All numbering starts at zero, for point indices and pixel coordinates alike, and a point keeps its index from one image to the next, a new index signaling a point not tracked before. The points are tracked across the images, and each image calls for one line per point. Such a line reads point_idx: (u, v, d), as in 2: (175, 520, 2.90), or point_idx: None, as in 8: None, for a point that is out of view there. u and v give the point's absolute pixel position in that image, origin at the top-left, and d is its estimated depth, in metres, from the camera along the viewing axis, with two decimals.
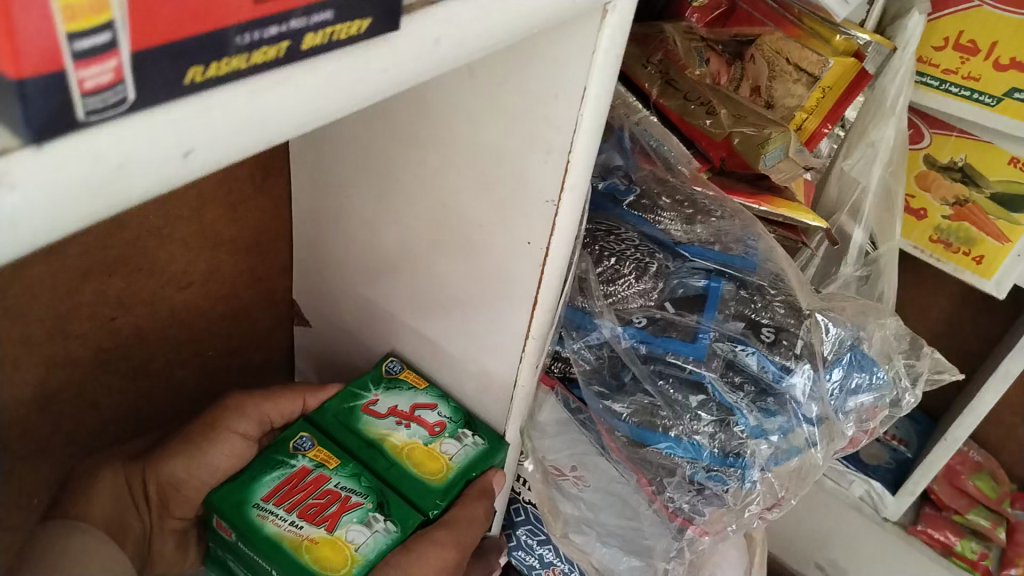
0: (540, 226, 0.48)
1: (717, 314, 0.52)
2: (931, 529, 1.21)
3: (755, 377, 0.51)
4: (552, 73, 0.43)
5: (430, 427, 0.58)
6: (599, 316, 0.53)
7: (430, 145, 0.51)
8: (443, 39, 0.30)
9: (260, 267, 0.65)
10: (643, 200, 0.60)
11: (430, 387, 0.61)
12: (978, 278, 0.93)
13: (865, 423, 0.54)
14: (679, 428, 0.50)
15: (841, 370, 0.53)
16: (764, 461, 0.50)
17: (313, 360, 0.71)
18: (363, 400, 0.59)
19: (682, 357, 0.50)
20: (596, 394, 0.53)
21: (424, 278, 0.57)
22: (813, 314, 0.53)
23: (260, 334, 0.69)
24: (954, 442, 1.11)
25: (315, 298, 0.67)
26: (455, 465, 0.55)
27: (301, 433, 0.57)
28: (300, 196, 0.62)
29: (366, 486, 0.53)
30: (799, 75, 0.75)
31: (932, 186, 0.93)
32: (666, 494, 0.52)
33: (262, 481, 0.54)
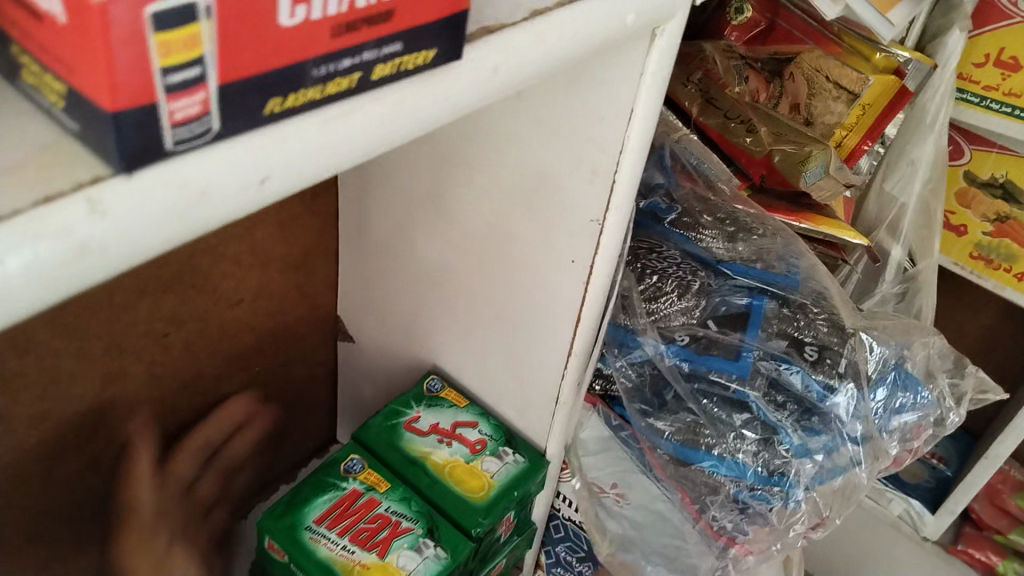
0: (586, 246, 0.49)
1: (759, 333, 0.52)
2: (972, 549, 1.21)
3: (798, 396, 0.51)
4: (599, 95, 0.44)
5: (471, 445, 0.59)
6: (642, 333, 0.54)
7: (475, 165, 0.52)
8: (502, 68, 0.31)
9: (307, 284, 0.66)
10: (685, 218, 0.60)
11: (471, 405, 0.63)
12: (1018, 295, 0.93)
13: (910, 442, 0.54)
14: (722, 446, 0.50)
15: (885, 389, 0.53)
16: (809, 480, 0.50)
17: (356, 375, 0.73)
18: (404, 417, 0.61)
19: (725, 375, 0.51)
20: (638, 411, 0.54)
21: (469, 296, 0.58)
22: (859, 333, 0.53)
23: (306, 350, 0.70)
24: (995, 460, 1.10)
25: (360, 315, 0.68)
26: (496, 482, 0.57)
27: (351, 455, 0.59)
28: (346, 215, 0.63)
29: (416, 510, 0.55)
30: (839, 92, 0.76)
31: (972, 203, 0.92)
32: (709, 512, 0.52)
33: (314, 503, 0.55)
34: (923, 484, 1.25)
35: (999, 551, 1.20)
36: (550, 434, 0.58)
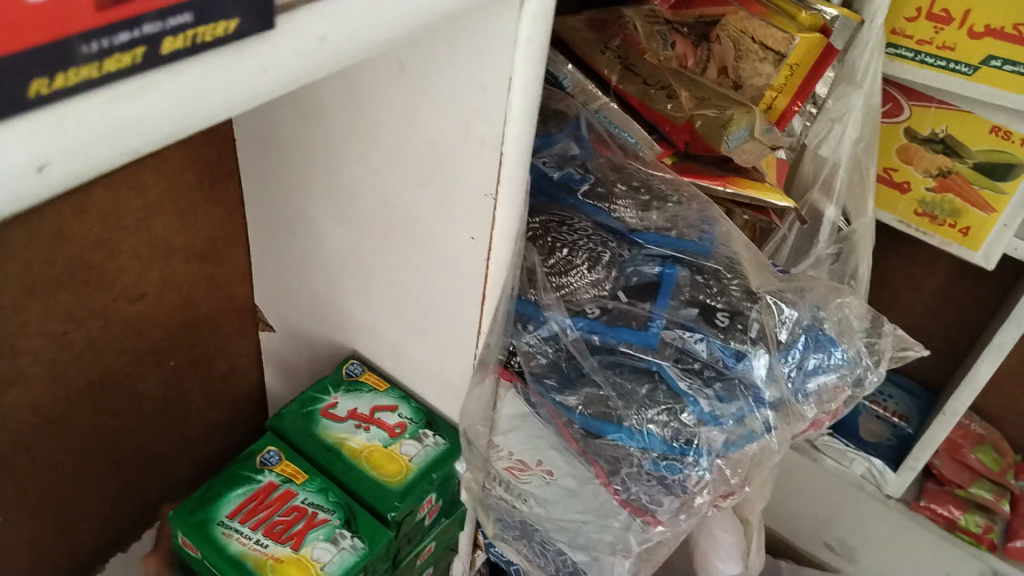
0: (483, 220, 0.48)
1: (670, 301, 0.51)
2: (934, 505, 1.21)
3: (706, 364, 0.50)
4: (481, 63, 0.42)
5: (390, 429, 0.58)
6: (549, 308, 0.52)
7: (368, 142, 0.50)
8: (330, 36, 0.29)
9: (219, 274, 0.65)
10: (598, 189, 0.60)
11: (391, 388, 0.61)
12: (965, 250, 0.92)
13: (827, 405, 0.53)
14: (632, 418, 0.49)
15: (798, 352, 0.52)
16: (719, 449, 0.49)
17: (282, 363, 0.72)
18: (321, 404, 0.60)
19: (634, 346, 0.50)
20: (547, 388, 0.52)
21: (376, 278, 0.57)
22: (766, 297, 0.52)
23: (226, 340, 0.69)
24: (953, 416, 1.10)
25: (278, 302, 0.67)
26: (414, 466, 0.56)
27: (268, 448, 0.57)
28: (252, 199, 0.62)
29: (333, 502, 0.54)
30: (765, 53, 0.73)
31: (914, 159, 0.91)
32: (623, 486, 0.50)
33: (227, 497, 0.54)
34: (885, 443, 1.24)
35: (960, 505, 1.21)
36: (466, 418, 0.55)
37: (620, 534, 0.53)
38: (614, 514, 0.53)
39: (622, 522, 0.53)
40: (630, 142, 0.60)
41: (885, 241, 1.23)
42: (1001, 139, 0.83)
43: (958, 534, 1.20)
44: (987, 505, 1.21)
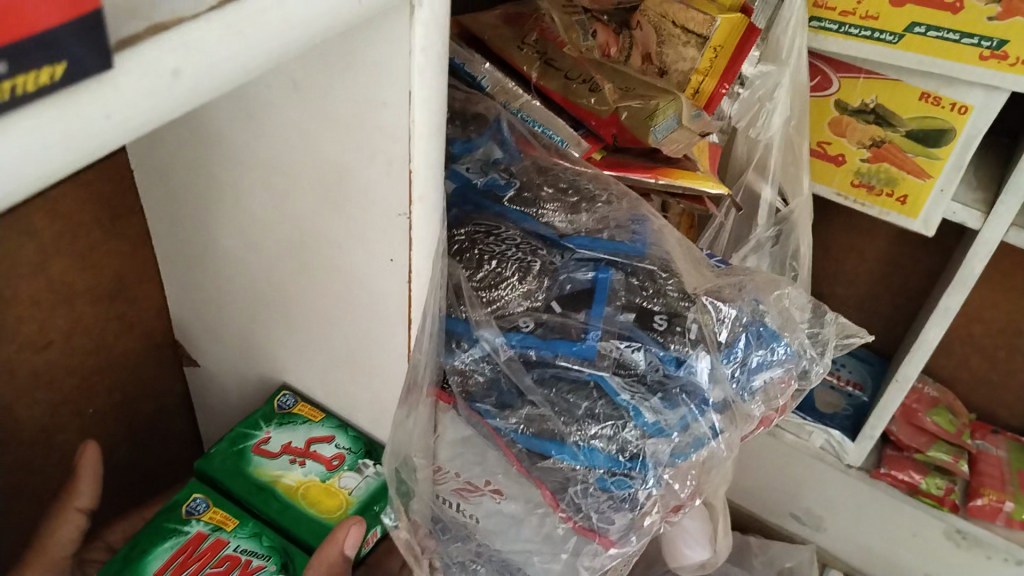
0: (399, 243, 0.44)
1: (605, 308, 0.50)
2: (894, 471, 1.21)
3: (646, 371, 0.48)
4: (376, 78, 0.38)
5: (327, 461, 0.56)
6: (479, 326, 0.50)
7: (271, 166, 0.47)
8: (184, 69, 0.27)
9: (132, 312, 0.61)
10: (524, 194, 0.57)
11: (327, 418, 0.58)
12: (904, 219, 0.91)
13: (774, 401, 0.52)
14: (576, 435, 0.46)
15: (740, 350, 0.50)
16: (666, 460, 0.47)
17: (210, 398, 0.68)
18: (253, 441, 0.57)
19: (571, 360, 0.48)
20: (486, 410, 0.49)
21: (298, 307, 0.54)
22: (702, 298, 0.50)
23: (148, 380, 0.66)
24: (905, 382, 1.10)
25: (199, 336, 0.64)
26: (355, 499, 0.54)
27: (194, 496, 0.54)
28: (158, 231, 0.58)
29: (268, 546, 0.52)
30: (687, 37, 0.70)
31: (847, 131, 0.90)
32: (572, 508, 0.47)
33: (153, 554, 0.51)
34: (842, 413, 1.25)
35: (920, 469, 1.22)
36: (396, 453, 0.52)
37: (570, 563, 0.50)
38: (563, 542, 0.51)
39: (571, 550, 0.50)
40: (558, 142, 0.58)
41: (825, 211, 1.23)
42: (930, 105, 0.83)
43: (920, 498, 1.20)
44: (946, 467, 1.22)
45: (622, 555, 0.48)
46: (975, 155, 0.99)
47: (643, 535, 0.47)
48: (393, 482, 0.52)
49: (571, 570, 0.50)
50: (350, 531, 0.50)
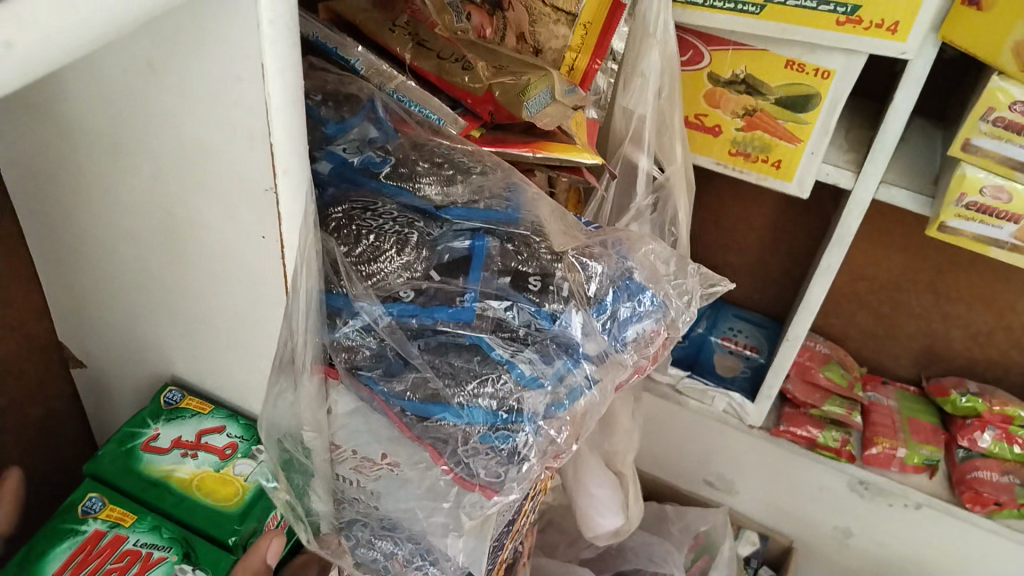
0: (268, 218, 0.45)
1: (482, 273, 0.51)
2: (793, 428, 1.26)
3: (523, 327, 0.50)
4: (226, 54, 0.39)
5: (220, 452, 0.56)
6: (359, 299, 0.51)
7: (136, 153, 0.47)
8: (17, 40, 0.27)
9: (10, 315, 0.61)
10: (400, 170, 0.59)
11: (215, 409, 0.59)
12: (781, 182, 0.96)
13: (647, 350, 0.54)
14: (460, 395, 0.48)
15: (609, 304, 0.53)
16: (544, 411, 0.49)
17: (100, 399, 0.68)
18: (142, 438, 0.56)
19: (448, 324, 0.50)
20: (372, 379, 0.51)
21: (176, 295, 0.54)
22: (570, 255, 0.53)
23: (34, 384, 0.65)
24: (796, 341, 1.15)
25: (80, 335, 0.63)
26: (249, 485, 0.55)
27: (89, 494, 0.53)
28: (30, 232, 0.58)
29: (168, 537, 0.52)
30: (558, 15, 0.73)
31: (720, 102, 0.94)
32: (456, 464, 0.50)
33: (51, 556, 0.50)
34: (741, 376, 1.29)
35: (818, 424, 1.28)
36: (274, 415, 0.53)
37: (452, 513, 0.52)
38: (445, 494, 0.52)
39: (453, 501, 0.52)
40: (433, 120, 0.60)
41: (711, 182, 1.27)
42: (796, 72, 0.87)
43: (818, 451, 1.27)
44: (841, 419, 1.28)
45: (505, 504, 0.50)
46: (845, 119, 1.05)
47: (527, 483, 0.50)
48: (276, 451, 0.54)
49: (453, 520, 0.52)
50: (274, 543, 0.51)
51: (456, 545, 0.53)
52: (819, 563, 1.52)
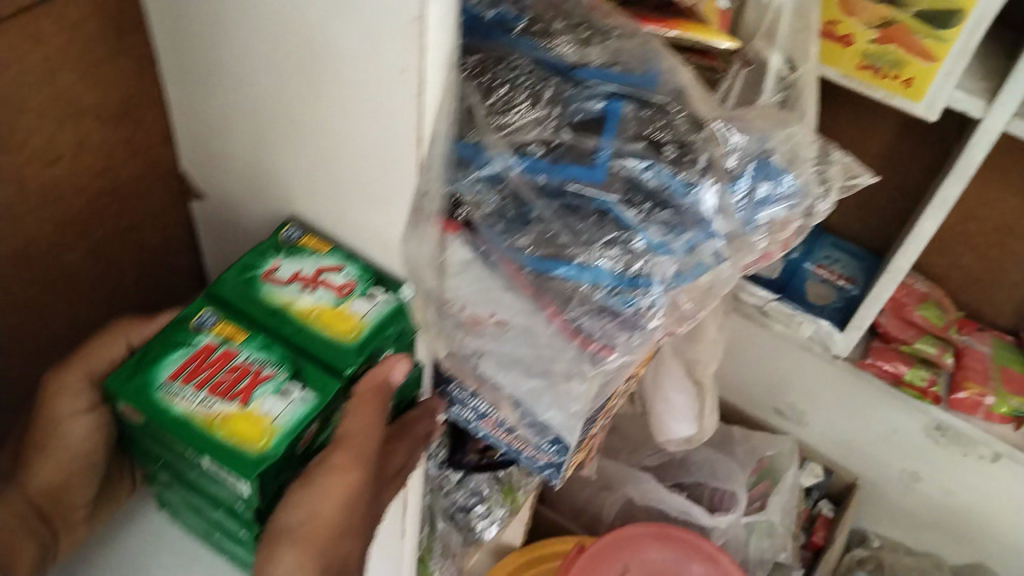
0: (409, 52, 0.45)
1: (616, 136, 0.50)
2: (880, 362, 1.25)
3: (653, 192, 0.50)
4: None
5: (337, 290, 0.56)
6: (490, 149, 0.51)
7: None
8: None
9: (138, 136, 0.62)
10: (536, 25, 0.53)
11: (334, 250, 0.59)
12: (908, 102, 0.91)
13: (778, 235, 0.54)
14: (584, 255, 0.50)
15: (747, 181, 0.52)
16: (670, 278, 0.50)
17: (214, 232, 0.70)
18: (262, 269, 0.57)
19: (579, 182, 0.50)
20: (495, 234, 0.52)
21: (303, 128, 0.54)
22: (712, 124, 0.52)
23: (155, 209, 0.67)
24: (897, 273, 1.11)
25: (202, 165, 0.65)
26: (367, 323, 0.54)
27: (203, 311, 0.55)
28: (165, 53, 0.59)
29: (278, 357, 0.53)
30: None
31: (855, 11, 0.88)
32: (574, 320, 0.51)
33: (166, 360, 0.53)
34: (832, 305, 1.27)
35: (905, 360, 1.25)
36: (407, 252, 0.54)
37: (575, 360, 0.53)
38: (565, 345, 0.54)
39: (573, 352, 0.54)
40: None
41: None
42: None
43: (903, 388, 1.24)
44: (931, 359, 1.25)
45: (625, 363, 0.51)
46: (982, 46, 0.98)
47: (645, 346, 0.50)
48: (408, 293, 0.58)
49: (577, 366, 0.53)
50: (401, 364, 0.54)
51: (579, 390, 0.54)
52: (880, 503, 1.52)
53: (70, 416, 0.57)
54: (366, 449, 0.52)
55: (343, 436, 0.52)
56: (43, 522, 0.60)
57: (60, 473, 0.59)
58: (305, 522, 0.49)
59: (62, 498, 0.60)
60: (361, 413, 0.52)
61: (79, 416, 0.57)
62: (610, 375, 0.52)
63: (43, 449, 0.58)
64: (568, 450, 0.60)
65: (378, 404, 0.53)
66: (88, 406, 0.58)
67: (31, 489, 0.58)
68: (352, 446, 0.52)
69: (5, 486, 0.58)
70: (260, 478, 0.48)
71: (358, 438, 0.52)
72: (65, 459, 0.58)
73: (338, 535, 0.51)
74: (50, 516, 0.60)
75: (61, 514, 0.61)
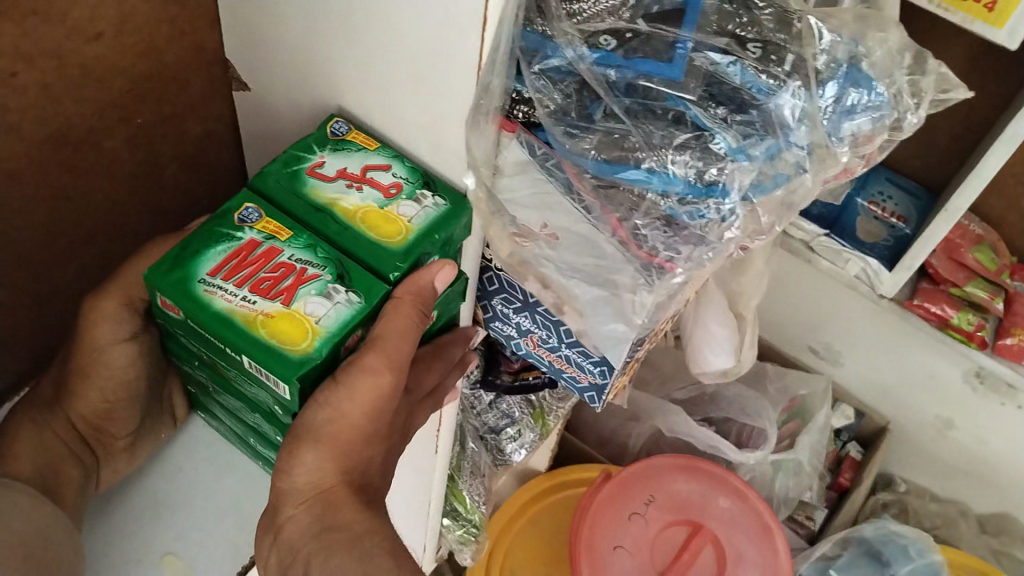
0: None
1: (697, 30, 0.45)
2: (928, 304, 1.22)
3: (733, 93, 0.46)
4: None
5: (385, 189, 0.53)
6: (560, 39, 0.46)
7: None
8: None
9: (183, 18, 0.59)
10: None
11: (383, 147, 0.56)
12: (989, 30, 0.80)
13: (862, 149, 0.50)
14: (653, 159, 0.45)
15: (834, 87, 0.48)
16: (745, 188, 0.46)
17: (257, 127, 0.67)
18: (308, 163, 0.54)
19: (654, 80, 0.45)
20: (556, 132, 0.47)
21: (356, 10, 0.50)
22: (805, 20, 0.47)
23: (197, 100, 0.64)
24: (954, 212, 1.06)
25: (249, 52, 0.61)
26: (415, 227, 0.51)
27: (246, 205, 0.52)
28: None
29: (323, 257, 0.50)
30: None
31: None
32: (635, 230, 0.48)
33: (207, 255, 0.50)
34: (882, 243, 1.22)
35: (954, 304, 1.22)
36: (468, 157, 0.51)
37: (629, 270, 0.51)
38: (618, 258, 0.51)
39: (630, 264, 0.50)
40: None
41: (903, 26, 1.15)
42: None
43: (949, 332, 1.21)
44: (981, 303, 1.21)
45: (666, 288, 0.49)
46: None
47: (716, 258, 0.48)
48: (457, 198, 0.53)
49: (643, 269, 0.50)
50: (445, 269, 0.51)
51: (644, 303, 0.50)
52: (911, 449, 1.49)
53: (108, 345, 0.62)
54: (399, 354, 0.49)
55: (376, 336, 0.48)
56: (86, 443, 0.68)
57: (102, 402, 0.66)
58: (330, 423, 0.48)
59: (104, 424, 0.68)
60: (397, 315, 0.48)
61: (118, 343, 0.62)
62: (675, 291, 0.50)
63: (88, 377, 0.64)
64: (614, 374, 0.59)
65: (416, 308, 0.49)
66: (124, 337, 0.62)
67: (72, 414, 0.66)
68: (386, 349, 0.48)
69: (55, 409, 0.67)
70: (301, 381, 0.46)
71: (390, 341, 0.48)
72: (106, 388, 0.65)
73: (363, 438, 0.50)
74: (94, 441, 0.68)
75: (105, 442, 0.69)
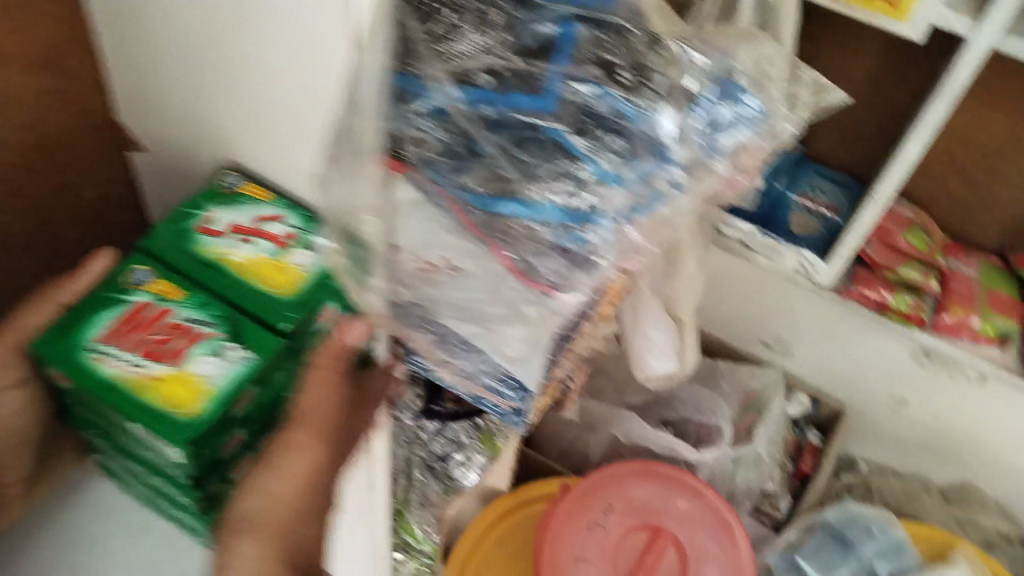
0: None
1: (570, 60, 0.46)
2: (863, 289, 1.23)
3: (610, 120, 0.46)
4: None
5: (277, 240, 0.54)
6: (432, 80, 0.46)
7: None
8: None
9: (68, 86, 0.59)
10: None
11: (275, 197, 0.56)
12: (893, 22, 0.86)
13: (740, 159, 0.51)
14: (533, 192, 0.46)
15: (711, 105, 0.48)
16: (626, 213, 0.47)
17: (156, 185, 0.66)
18: (199, 221, 0.55)
19: (530, 113, 0.45)
20: (442, 174, 0.48)
21: (230, 68, 0.50)
22: (671, 43, 0.48)
23: (91, 163, 0.64)
24: (881, 200, 1.07)
25: (138, 115, 0.61)
26: (306, 275, 0.52)
27: (138, 267, 0.53)
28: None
29: (216, 316, 0.51)
30: None
31: None
32: (520, 260, 0.49)
33: (98, 321, 0.50)
34: (814, 235, 1.23)
35: (889, 287, 1.23)
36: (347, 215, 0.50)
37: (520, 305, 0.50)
38: (507, 286, 0.50)
39: (518, 296, 0.50)
40: None
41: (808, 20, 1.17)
42: None
43: (889, 314, 1.22)
44: (915, 284, 1.22)
45: (567, 303, 0.50)
46: None
47: (594, 284, 0.49)
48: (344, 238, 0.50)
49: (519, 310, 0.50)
50: (359, 328, 0.53)
51: (518, 334, 0.51)
52: (872, 431, 1.51)
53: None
54: (325, 423, 0.52)
55: (303, 410, 0.51)
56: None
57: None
58: (263, 508, 0.48)
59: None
60: (319, 386, 0.52)
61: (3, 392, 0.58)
62: (560, 311, 0.50)
63: None
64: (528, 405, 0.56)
65: (335, 373, 0.52)
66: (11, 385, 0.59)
67: None
68: (313, 422, 0.51)
69: None
70: (193, 445, 0.45)
71: (309, 410, 0.51)
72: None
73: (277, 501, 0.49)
74: None
75: None
